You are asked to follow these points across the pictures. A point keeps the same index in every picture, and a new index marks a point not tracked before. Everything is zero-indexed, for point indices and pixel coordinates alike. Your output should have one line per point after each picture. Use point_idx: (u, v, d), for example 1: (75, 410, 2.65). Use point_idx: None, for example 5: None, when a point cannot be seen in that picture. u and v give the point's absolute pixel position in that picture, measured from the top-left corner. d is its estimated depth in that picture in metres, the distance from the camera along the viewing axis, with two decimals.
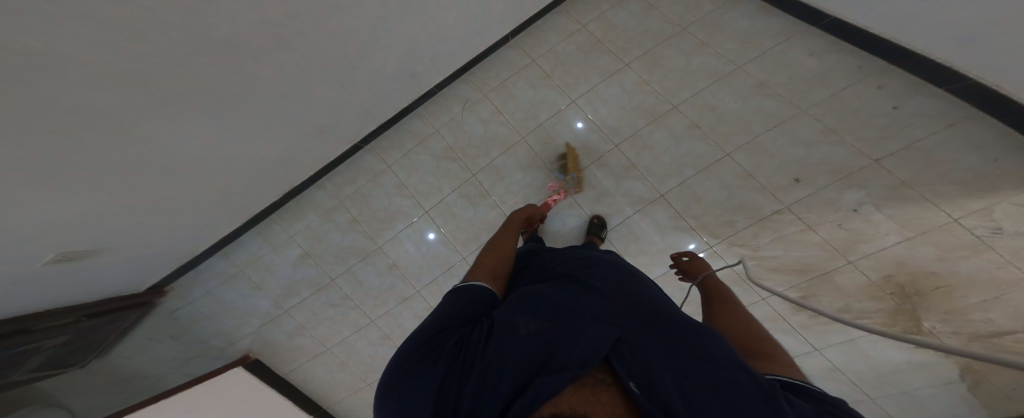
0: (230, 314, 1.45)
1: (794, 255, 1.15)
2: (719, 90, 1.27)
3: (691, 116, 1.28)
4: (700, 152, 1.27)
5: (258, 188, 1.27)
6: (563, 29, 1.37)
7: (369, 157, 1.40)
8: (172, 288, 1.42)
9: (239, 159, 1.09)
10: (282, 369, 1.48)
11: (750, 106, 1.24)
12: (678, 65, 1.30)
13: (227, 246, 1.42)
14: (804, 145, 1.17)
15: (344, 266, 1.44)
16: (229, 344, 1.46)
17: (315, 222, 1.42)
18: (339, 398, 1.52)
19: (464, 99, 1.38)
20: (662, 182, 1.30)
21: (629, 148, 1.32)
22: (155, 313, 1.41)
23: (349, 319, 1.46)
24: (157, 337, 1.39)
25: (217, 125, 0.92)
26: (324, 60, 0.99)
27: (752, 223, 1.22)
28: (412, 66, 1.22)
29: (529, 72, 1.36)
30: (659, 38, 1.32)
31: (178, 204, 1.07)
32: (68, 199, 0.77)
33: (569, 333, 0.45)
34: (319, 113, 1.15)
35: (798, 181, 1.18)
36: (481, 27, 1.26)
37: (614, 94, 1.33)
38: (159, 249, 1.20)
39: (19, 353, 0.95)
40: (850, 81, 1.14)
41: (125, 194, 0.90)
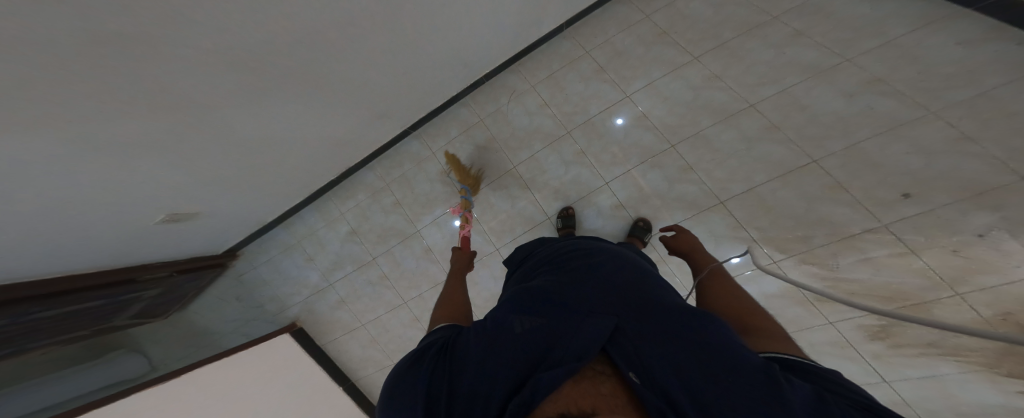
0: (285, 281, 1.60)
1: (881, 280, 0.97)
2: (815, 86, 1.08)
3: (770, 116, 1.12)
4: (777, 158, 1.11)
5: (316, 170, 1.36)
6: (627, 16, 1.25)
7: (415, 142, 1.44)
8: (241, 252, 1.60)
9: (303, 145, 1.16)
10: (322, 339, 1.63)
11: (857, 106, 1.04)
12: (763, 59, 1.13)
13: (288, 219, 1.56)
14: (925, 156, 0.96)
15: (386, 246, 1.51)
16: (280, 311, 1.62)
17: (364, 202, 1.50)
18: (367, 373, 1.63)
19: (512, 89, 1.34)
20: (723, 188, 1.16)
21: (688, 148, 1.19)
22: (227, 274, 1.60)
23: (385, 298, 1.54)
24: (225, 297, 1.59)
25: (286, 113, 0.98)
26: (385, 54, 1.00)
27: (834, 241, 1.04)
28: (465, 56, 1.20)
29: (583, 64, 1.28)
30: (741, 29, 1.16)
31: (251, 183, 1.18)
32: (165, 176, 0.87)
33: (563, 324, 0.44)
34: (376, 102, 1.18)
35: (907, 197, 0.97)
36: (538, 16, 1.20)
37: (676, 90, 1.20)
38: (235, 220, 1.35)
39: (124, 300, 1.15)
40: (1010, 78, 0.90)
41: (211, 174, 1.00)
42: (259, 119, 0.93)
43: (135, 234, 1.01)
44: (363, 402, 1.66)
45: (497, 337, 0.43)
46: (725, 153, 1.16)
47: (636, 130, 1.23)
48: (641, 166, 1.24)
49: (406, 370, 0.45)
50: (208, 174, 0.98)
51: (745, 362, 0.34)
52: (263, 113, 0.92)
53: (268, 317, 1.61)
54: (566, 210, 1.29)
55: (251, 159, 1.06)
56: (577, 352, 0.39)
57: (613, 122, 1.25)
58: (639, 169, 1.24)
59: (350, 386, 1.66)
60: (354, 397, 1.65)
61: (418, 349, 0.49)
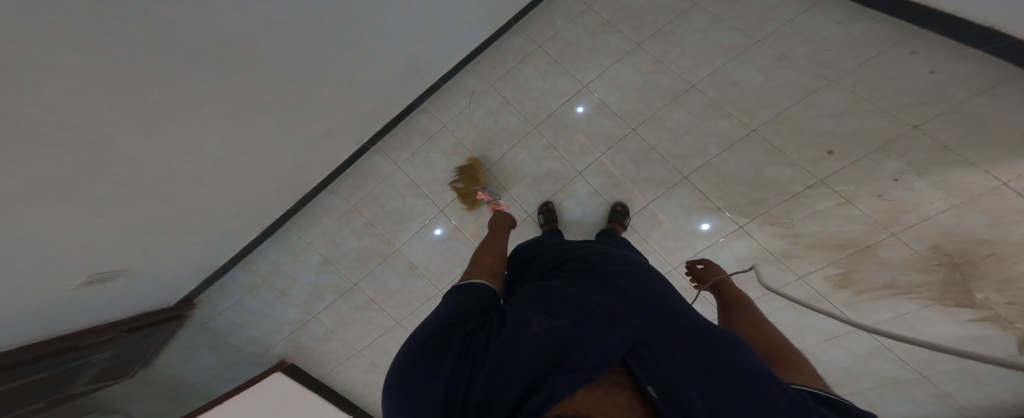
0: (262, 321, 1.51)
1: (832, 231, 1.11)
2: (738, 64, 1.17)
3: (710, 93, 1.19)
4: (723, 130, 1.19)
5: (271, 198, 1.28)
6: (569, 10, 1.28)
7: (378, 158, 1.40)
8: (200, 300, 1.48)
9: (256, 168, 1.10)
10: (318, 372, 1.56)
11: (772, 82, 1.14)
12: (693, 42, 1.20)
13: (248, 257, 1.46)
14: (835, 117, 1.08)
15: (366, 268, 1.45)
16: (264, 351, 1.54)
17: (332, 227, 1.43)
18: (375, 397, 1.59)
19: (471, 91, 1.34)
20: (684, 164, 1.23)
21: (648, 130, 1.25)
22: (189, 324, 1.46)
23: (376, 321, 1.49)
24: (195, 347, 1.45)
25: (229, 137, 0.93)
26: (314, 59, 0.94)
27: (785, 199, 1.15)
28: (415, 61, 1.19)
29: (536, 59, 1.30)
30: (671, 14, 1.22)
31: (199, 221, 1.09)
32: (90, 224, 0.78)
33: (583, 333, 0.44)
34: (324, 117, 1.14)
35: (831, 155, 1.09)
36: (480, 16, 1.21)
37: (627, 76, 1.25)
38: (186, 263, 1.23)
39: (72, 368, 1.03)
40: (880, 49, 1.04)
41: (149, 214, 0.91)
42: (197, 148, 0.87)
43: (61, 302, 0.90)
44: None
45: (516, 336, 0.43)
46: (679, 131, 1.22)
47: (597, 119, 1.28)
48: (608, 153, 1.28)
49: (419, 358, 0.45)
50: (140, 221, 0.91)
51: (774, 390, 0.35)
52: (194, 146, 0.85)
53: (254, 359, 1.52)
54: (546, 204, 1.31)
55: (194, 194, 0.98)
56: (598, 359, 0.39)
57: (575, 111, 1.28)
58: (606, 156, 1.28)
59: (360, 412, 1.60)
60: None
61: (432, 332, 0.49)
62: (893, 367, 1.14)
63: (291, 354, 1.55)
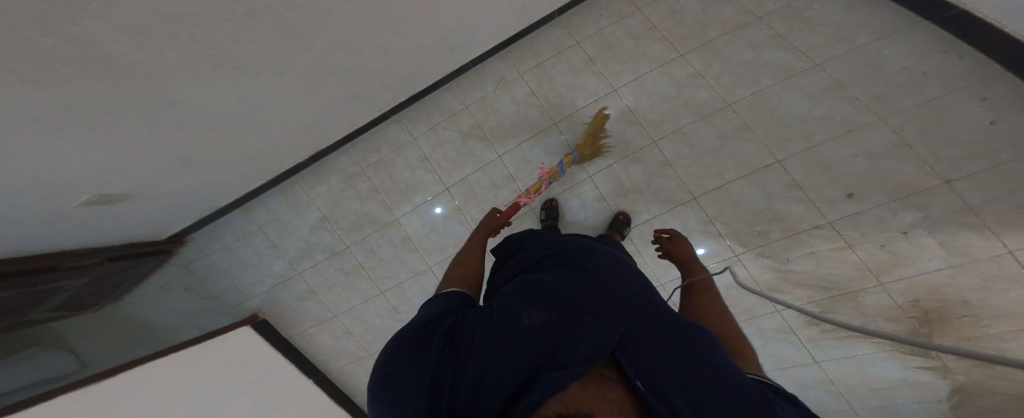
0: (245, 270, 1.49)
1: (823, 271, 1.14)
2: (784, 91, 1.12)
3: (744, 116, 1.16)
4: (747, 156, 1.17)
5: (282, 153, 1.24)
6: (619, 6, 1.21)
7: (395, 127, 1.36)
8: (190, 238, 1.44)
9: (273, 119, 1.06)
10: (287, 331, 1.56)
11: (818, 111, 1.10)
12: (743, 59, 1.14)
13: (247, 203, 1.42)
14: (870, 157, 1.06)
15: (361, 234, 1.43)
16: (239, 303, 1.53)
17: (337, 187, 1.41)
18: (341, 364, 1.60)
19: (498, 76, 1.30)
20: (696, 185, 1.22)
21: (669, 145, 1.23)
22: (173, 262, 1.44)
23: (359, 287, 1.48)
24: (171, 287, 1.43)
25: (247, 86, 0.88)
26: (363, 23, 0.90)
27: (787, 235, 1.17)
28: (449, 40, 1.11)
29: (571, 54, 1.25)
30: (729, 26, 1.15)
31: (207, 164, 1.06)
32: (97, 151, 0.76)
33: (568, 324, 0.43)
34: (353, 82, 1.09)
35: (850, 197, 1.09)
36: (526, 5, 1.13)
37: (662, 86, 1.21)
38: (181, 202, 1.20)
39: (41, 291, 0.97)
40: (948, 89, 0.96)
41: (152, 151, 0.88)
42: (213, 92, 0.83)
43: (57, 221, 0.89)
44: (335, 391, 1.65)
45: (502, 333, 0.42)
46: (702, 151, 1.21)
47: (619, 125, 1.25)
48: (623, 161, 1.27)
49: (402, 361, 0.44)
50: (148, 158, 0.89)
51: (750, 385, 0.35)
52: (207, 93, 0.82)
53: (226, 309, 1.51)
54: (550, 201, 1.31)
55: (202, 139, 0.95)
56: (586, 353, 0.38)
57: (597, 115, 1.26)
58: (621, 163, 1.27)
59: (322, 379, 1.62)
60: (325, 389, 1.62)
61: (414, 336, 0.48)
62: (829, 399, 1.21)
63: (265, 309, 1.54)
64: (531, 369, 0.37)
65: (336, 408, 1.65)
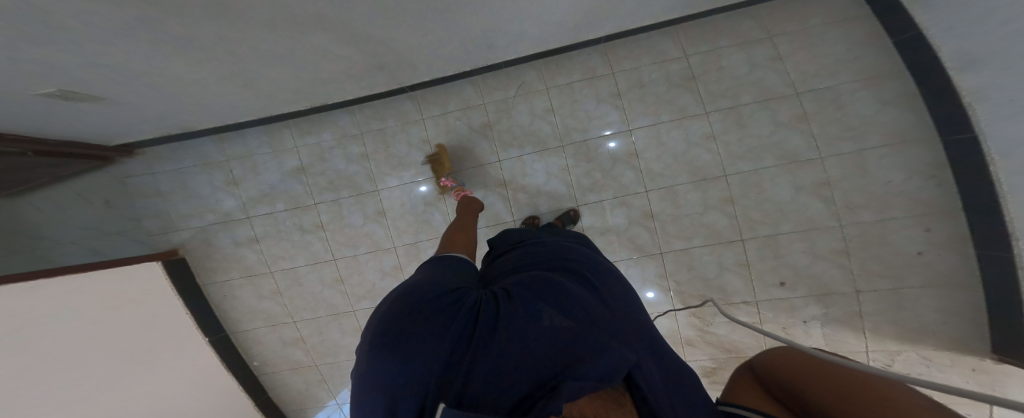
0: (187, 200, 1.33)
1: (731, 338, 1.33)
2: (780, 175, 1.25)
3: (733, 190, 1.29)
4: (719, 227, 1.31)
5: (278, 99, 1.11)
6: (666, 49, 1.27)
7: (409, 103, 1.30)
8: (142, 152, 1.30)
9: (280, 69, 0.95)
10: (206, 279, 1.38)
11: (798, 203, 1.25)
12: (760, 133, 1.25)
13: (225, 132, 1.28)
14: (813, 257, 1.26)
15: (334, 195, 1.33)
16: (161, 233, 1.35)
17: (327, 142, 1.31)
18: (252, 326, 1.42)
19: (525, 83, 1.30)
20: (667, 240, 1.34)
21: (658, 198, 1.33)
22: (107, 171, 1.28)
23: (310, 249, 1.36)
24: (88, 197, 1.27)
25: (266, 34, 0.77)
26: (420, 14, 0.84)
27: (721, 303, 1.33)
28: (493, 37, 1.06)
29: (603, 83, 1.30)
30: (761, 97, 1.25)
31: (180, 86, 0.92)
32: (43, 44, 0.63)
33: (584, 334, 0.42)
34: (382, 52, 0.99)
35: (782, 285, 1.28)
36: (587, 29, 1.14)
37: (675, 139, 1.29)
38: (144, 120, 1.07)
39: None
40: (905, 214, 1.17)
41: (118, 60, 0.74)
42: (228, 29, 0.72)
43: None
44: (232, 359, 1.43)
45: (519, 330, 0.42)
46: (684, 211, 1.32)
47: (622, 165, 1.32)
48: (614, 200, 1.34)
49: (404, 333, 0.43)
50: (107, 62, 0.74)
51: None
52: (231, 27, 0.72)
53: (139, 237, 1.32)
54: (532, 218, 1.32)
55: (191, 65, 0.83)
56: (601, 370, 0.38)
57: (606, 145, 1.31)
58: (610, 202, 1.34)
59: (221, 338, 1.41)
60: (222, 353, 1.41)
61: (421, 301, 0.47)
62: None
63: (188, 247, 1.36)
64: (546, 375, 0.38)
65: (226, 379, 1.41)
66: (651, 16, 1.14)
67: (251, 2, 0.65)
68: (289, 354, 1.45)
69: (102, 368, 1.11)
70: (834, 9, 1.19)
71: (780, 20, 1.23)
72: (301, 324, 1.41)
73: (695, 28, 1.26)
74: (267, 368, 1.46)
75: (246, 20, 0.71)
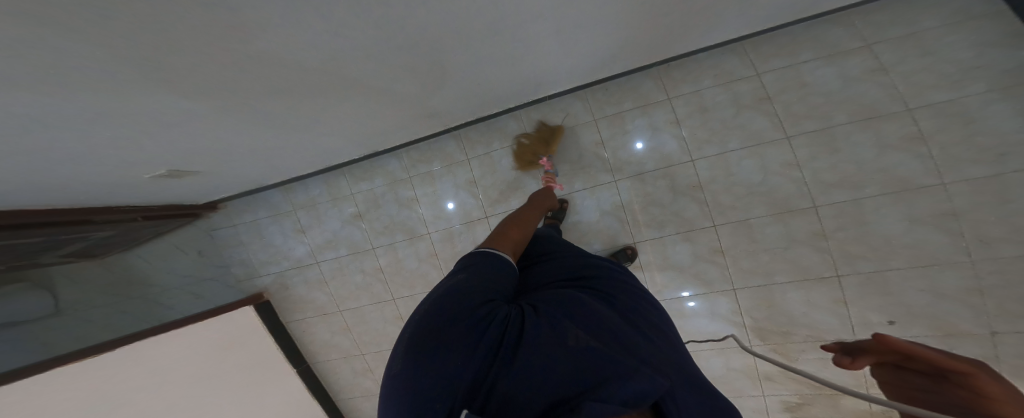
0: (266, 248, 1.45)
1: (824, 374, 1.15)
2: (887, 205, 1.06)
3: (825, 222, 1.11)
4: (807, 263, 1.14)
5: (344, 151, 1.18)
6: (733, 68, 1.15)
7: (452, 143, 1.30)
8: (223, 206, 1.45)
9: (334, 129, 0.99)
10: (287, 317, 1.49)
11: (913, 236, 1.03)
12: (854, 157, 1.08)
13: (290, 184, 1.38)
14: (934, 295, 1.02)
15: (390, 239, 1.37)
16: (248, 278, 1.47)
17: (380, 188, 1.35)
18: (328, 358, 1.50)
19: (571, 117, 1.24)
20: (741, 277, 1.20)
21: (729, 231, 1.19)
22: (197, 225, 1.45)
23: (372, 290, 1.40)
24: (183, 248, 1.44)
25: (327, 99, 0.80)
26: (469, 63, 0.83)
27: (809, 341, 1.15)
28: (541, 77, 1.03)
29: (658, 111, 1.20)
30: (856, 115, 1.08)
31: (260, 153, 1.01)
32: (142, 141, 0.73)
33: (616, 356, 0.36)
34: (437, 102, 1.00)
35: (892, 324, 1.06)
36: (633, 59, 1.06)
37: (748, 168, 1.16)
38: (227, 181, 1.17)
39: (66, 239, 1.05)
40: None
41: (204, 143, 0.84)
42: (290, 102, 0.76)
43: (122, 180, 0.91)
44: (315, 387, 1.51)
45: (542, 344, 0.37)
46: (762, 246, 1.17)
47: (683, 199, 1.21)
48: (676, 236, 1.23)
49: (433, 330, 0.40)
50: (192, 146, 0.83)
51: None
52: (288, 101, 0.76)
53: (228, 281, 1.47)
54: (560, 201, 1.26)
55: (264, 137, 0.91)
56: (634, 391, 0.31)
57: (632, 146, 1.22)
58: (673, 238, 1.24)
59: (305, 369, 1.50)
60: (307, 382, 1.50)
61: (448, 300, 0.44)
62: None
63: (271, 290, 1.47)
64: (564, 393, 0.32)
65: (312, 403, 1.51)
66: (713, 37, 1.03)
67: (299, 78, 0.67)
68: (360, 382, 1.50)
69: (228, 394, 1.31)
70: (952, 7, 1.00)
71: (877, 25, 1.06)
72: (369, 356, 1.46)
73: (767, 43, 1.13)
74: (344, 394, 1.54)
75: (307, 92, 0.74)
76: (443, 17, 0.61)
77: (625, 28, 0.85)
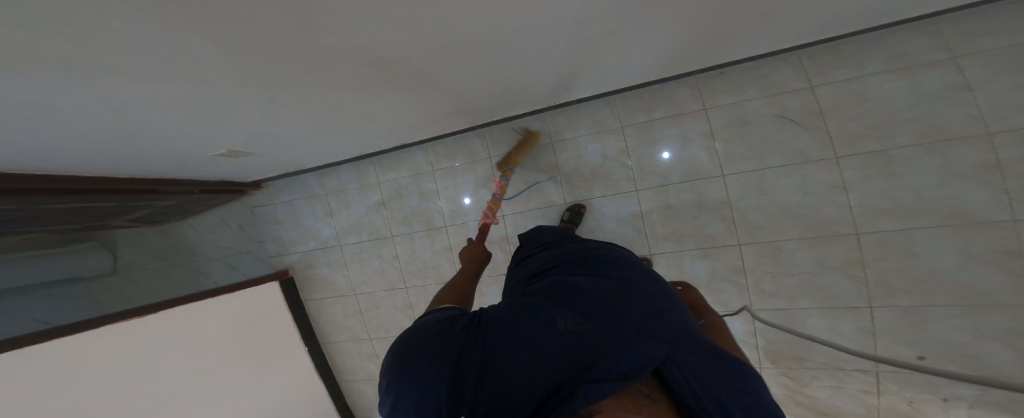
0: (295, 228, 1.53)
1: (832, 401, 1.09)
2: (936, 240, 0.96)
3: (864, 253, 1.03)
4: (836, 293, 1.07)
5: (375, 142, 1.20)
6: (783, 79, 1.05)
7: (475, 140, 1.29)
8: (266, 184, 1.53)
9: (359, 122, 1.00)
10: (307, 295, 1.60)
11: (960, 274, 0.94)
12: (904, 187, 0.98)
13: (326, 169, 1.43)
14: (974, 334, 0.91)
15: (408, 229, 1.40)
16: (279, 254, 1.58)
17: (404, 179, 1.37)
18: (338, 339, 1.61)
19: (599, 121, 1.18)
20: (761, 301, 1.14)
21: (754, 253, 1.13)
22: (242, 201, 1.56)
23: (387, 276, 1.46)
24: (228, 221, 1.54)
25: (351, 99, 0.81)
26: (494, 68, 0.80)
27: (825, 369, 1.10)
28: (572, 82, 0.98)
29: (692, 121, 1.12)
30: (918, 142, 0.96)
31: (296, 142, 1.04)
32: (186, 128, 0.76)
33: (601, 334, 0.38)
34: (463, 101, 0.98)
35: (921, 358, 0.95)
36: (675, 67, 0.99)
37: (785, 187, 1.08)
38: (276, 162, 1.23)
39: (129, 205, 1.15)
40: None
41: (244, 131, 0.87)
42: (321, 101, 0.78)
43: (173, 161, 0.98)
44: (321, 368, 1.60)
45: (529, 335, 0.39)
46: (788, 270, 1.11)
47: (709, 215, 1.15)
48: (695, 252, 1.18)
49: (420, 351, 0.42)
50: (232, 135, 0.87)
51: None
52: (321, 98, 0.77)
53: (260, 256, 1.58)
54: (577, 206, 1.22)
55: (293, 129, 0.93)
56: (624, 368, 0.34)
57: (658, 156, 1.16)
58: (692, 253, 1.19)
59: (315, 349, 1.61)
60: (315, 362, 1.58)
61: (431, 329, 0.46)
62: None
63: (296, 267, 1.58)
64: (555, 379, 0.34)
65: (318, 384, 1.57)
66: (767, 46, 0.93)
67: (320, 79, 0.67)
68: (366, 366, 1.61)
69: (251, 364, 1.37)
70: None
71: (969, 35, 0.91)
72: (376, 341, 1.55)
73: (828, 51, 1.01)
74: (347, 376, 1.64)
75: (333, 90, 0.74)
76: (466, 24, 0.58)
77: (670, 34, 0.78)
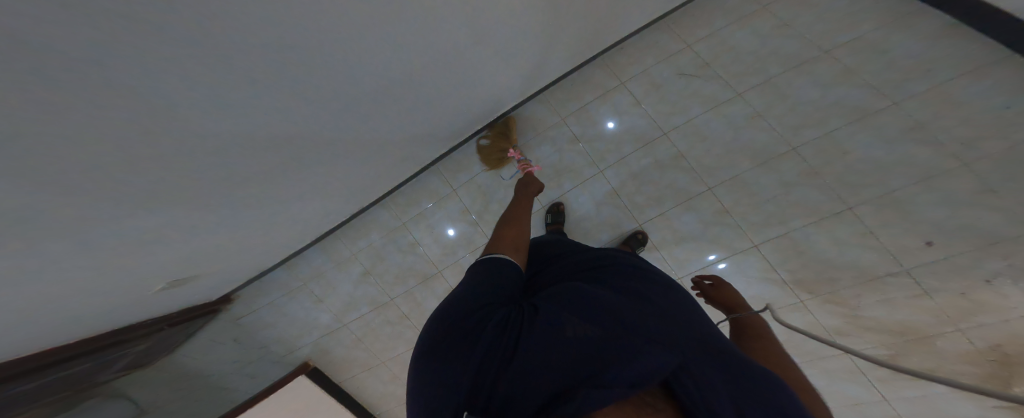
0: (292, 324, 1.47)
1: (896, 317, 1.00)
2: (858, 131, 1.00)
3: (811, 160, 1.05)
4: (814, 203, 1.06)
5: (338, 209, 1.21)
6: (666, 45, 1.15)
7: (435, 179, 1.32)
8: (238, 295, 1.45)
9: (316, 193, 1.02)
10: (339, 376, 1.53)
11: (896, 154, 0.97)
12: (810, 96, 1.04)
13: (291, 260, 1.40)
14: (950, 206, 0.92)
15: (404, 286, 1.37)
16: (289, 352, 1.52)
17: (378, 241, 1.36)
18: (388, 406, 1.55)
19: (541, 121, 1.25)
20: (758, 232, 1.12)
21: (726, 191, 1.14)
22: (222, 316, 1.43)
23: (405, 336, 1.41)
24: (219, 338, 1.41)
25: (304, 165, 0.86)
26: (400, 99, 0.86)
27: (859, 284, 1.04)
28: (495, 94, 1.07)
29: (617, 96, 1.20)
30: (790, 62, 1.06)
31: (268, 230, 1.06)
32: (146, 254, 0.77)
33: (618, 337, 0.32)
34: (400, 142, 1.04)
35: (929, 245, 0.95)
36: (573, 53, 1.09)
37: (719, 127, 1.12)
38: (239, 267, 1.20)
39: (108, 359, 1.00)
40: None
41: (212, 234, 0.88)
42: (275, 178, 0.84)
43: (135, 301, 0.95)
44: None
45: (541, 334, 0.32)
46: (763, 198, 1.10)
47: (671, 171, 1.17)
48: (676, 209, 1.18)
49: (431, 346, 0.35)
50: (202, 244, 0.89)
51: None
52: (270, 175, 0.81)
53: (274, 357, 1.51)
54: (555, 205, 1.23)
55: (259, 220, 0.96)
56: (636, 372, 0.29)
57: (604, 126, 1.21)
58: (675, 211, 1.18)
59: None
60: None
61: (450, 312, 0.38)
62: None
63: (314, 358, 1.52)
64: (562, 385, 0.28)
65: None
66: (640, 14, 1.06)
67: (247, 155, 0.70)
68: None
69: None
70: None
71: None
72: None
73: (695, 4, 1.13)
74: None
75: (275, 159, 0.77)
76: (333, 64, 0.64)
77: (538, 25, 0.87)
